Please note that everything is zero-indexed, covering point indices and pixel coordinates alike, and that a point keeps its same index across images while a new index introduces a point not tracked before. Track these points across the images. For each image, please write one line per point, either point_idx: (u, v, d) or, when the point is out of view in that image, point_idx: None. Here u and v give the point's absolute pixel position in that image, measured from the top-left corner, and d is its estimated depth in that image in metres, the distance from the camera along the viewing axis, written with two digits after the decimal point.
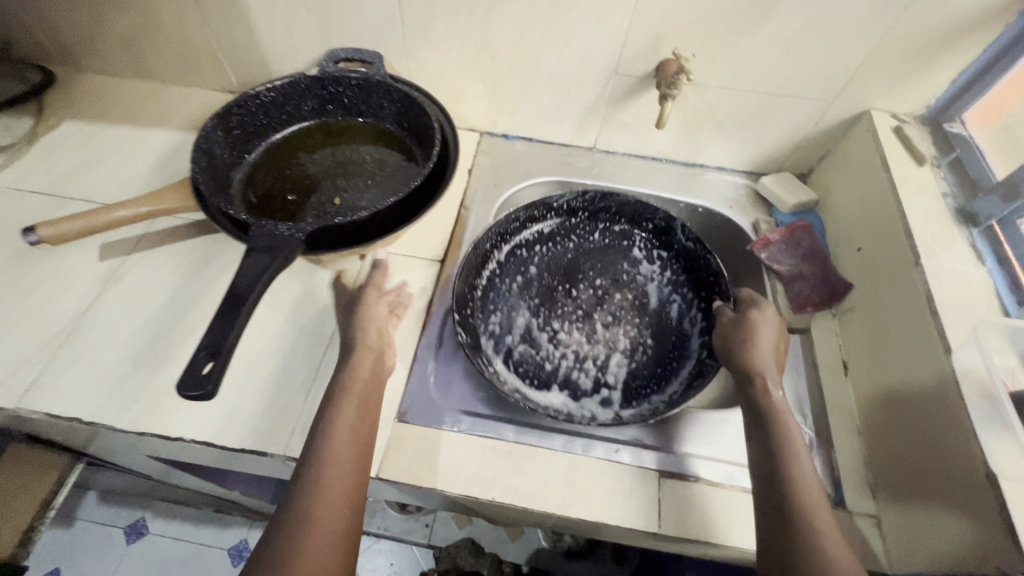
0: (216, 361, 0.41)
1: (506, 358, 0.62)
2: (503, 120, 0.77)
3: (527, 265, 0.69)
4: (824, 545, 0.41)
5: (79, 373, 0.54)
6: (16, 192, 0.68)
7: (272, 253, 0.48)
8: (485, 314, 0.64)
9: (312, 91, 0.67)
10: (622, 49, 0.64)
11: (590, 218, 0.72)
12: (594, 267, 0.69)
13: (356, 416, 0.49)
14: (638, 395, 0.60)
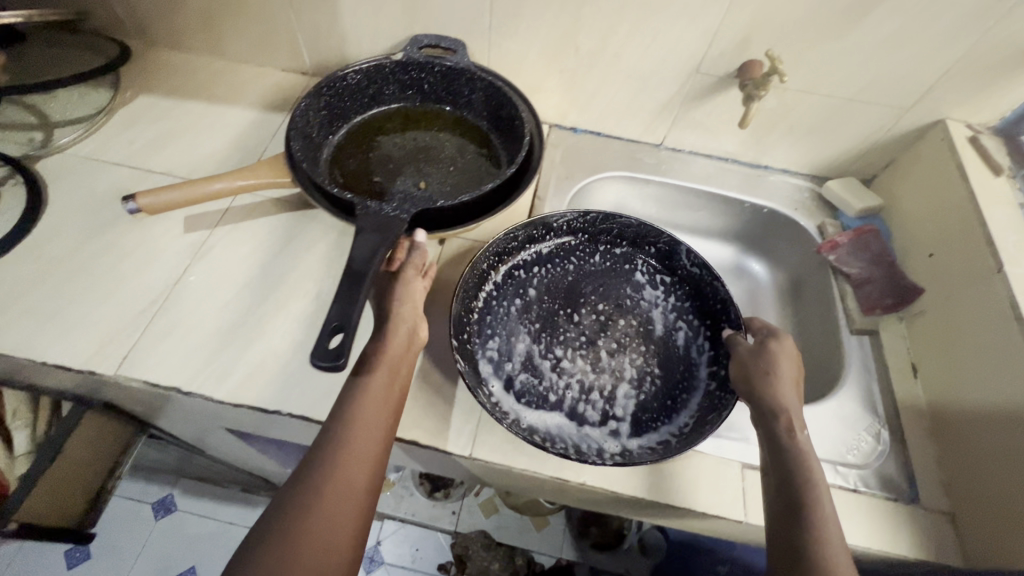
0: (344, 333, 0.42)
1: (506, 386, 0.58)
2: (574, 113, 0.78)
3: (526, 287, 0.65)
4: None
5: (174, 343, 0.56)
6: (96, 162, 0.68)
7: (382, 233, 0.49)
8: (483, 339, 0.60)
9: (395, 76, 0.68)
10: (708, 48, 0.65)
11: (590, 241, 0.69)
12: (596, 291, 0.66)
13: (363, 454, 0.44)
14: (647, 427, 0.57)
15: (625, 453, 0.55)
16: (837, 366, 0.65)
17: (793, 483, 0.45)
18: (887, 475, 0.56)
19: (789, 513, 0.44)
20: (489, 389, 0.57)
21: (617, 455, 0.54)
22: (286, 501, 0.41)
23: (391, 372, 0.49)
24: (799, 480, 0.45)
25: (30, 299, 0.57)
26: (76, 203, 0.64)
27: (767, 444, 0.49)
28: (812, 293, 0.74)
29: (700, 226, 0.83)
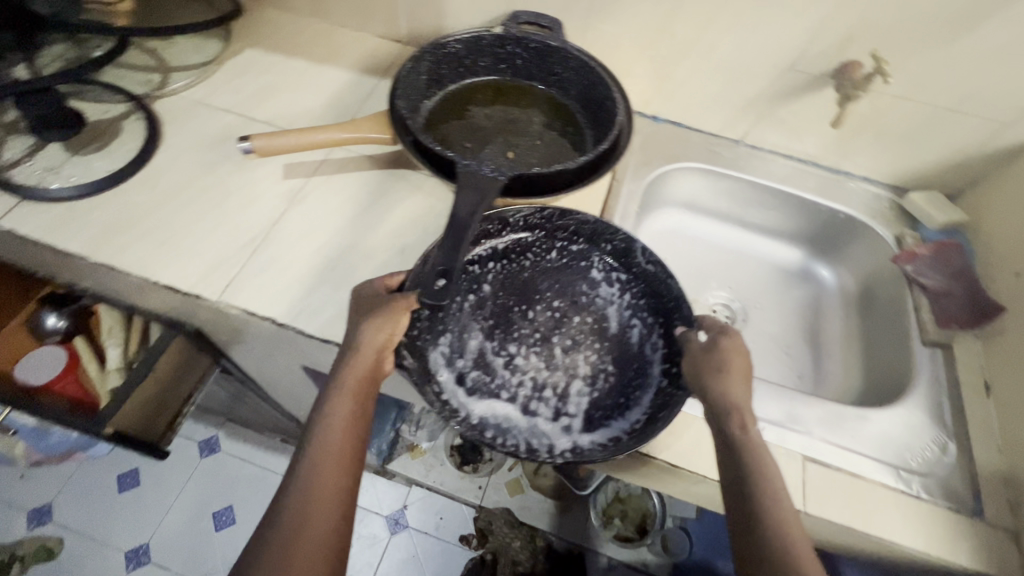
0: (449, 280, 0.47)
1: (456, 381, 0.57)
2: (657, 101, 0.78)
3: (480, 283, 0.62)
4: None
5: (271, 278, 0.60)
6: (206, 106, 0.73)
7: (481, 192, 0.52)
8: (433, 335, 0.58)
9: (491, 48, 0.70)
10: (807, 46, 0.65)
11: (546, 236, 0.65)
12: (552, 287, 0.63)
13: (330, 491, 0.44)
14: (599, 421, 0.56)
15: (576, 450, 0.55)
16: (904, 374, 0.65)
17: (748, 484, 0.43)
18: (950, 486, 0.55)
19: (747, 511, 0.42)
20: (440, 383, 0.56)
21: (567, 452, 0.54)
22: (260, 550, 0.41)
23: (355, 406, 0.48)
24: (754, 480, 0.43)
25: (145, 224, 0.62)
26: (187, 142, 0.69)
27: (722, 445, 0.45)
28: (882, 303, 0.73)
29: (768, 226, 0.83)
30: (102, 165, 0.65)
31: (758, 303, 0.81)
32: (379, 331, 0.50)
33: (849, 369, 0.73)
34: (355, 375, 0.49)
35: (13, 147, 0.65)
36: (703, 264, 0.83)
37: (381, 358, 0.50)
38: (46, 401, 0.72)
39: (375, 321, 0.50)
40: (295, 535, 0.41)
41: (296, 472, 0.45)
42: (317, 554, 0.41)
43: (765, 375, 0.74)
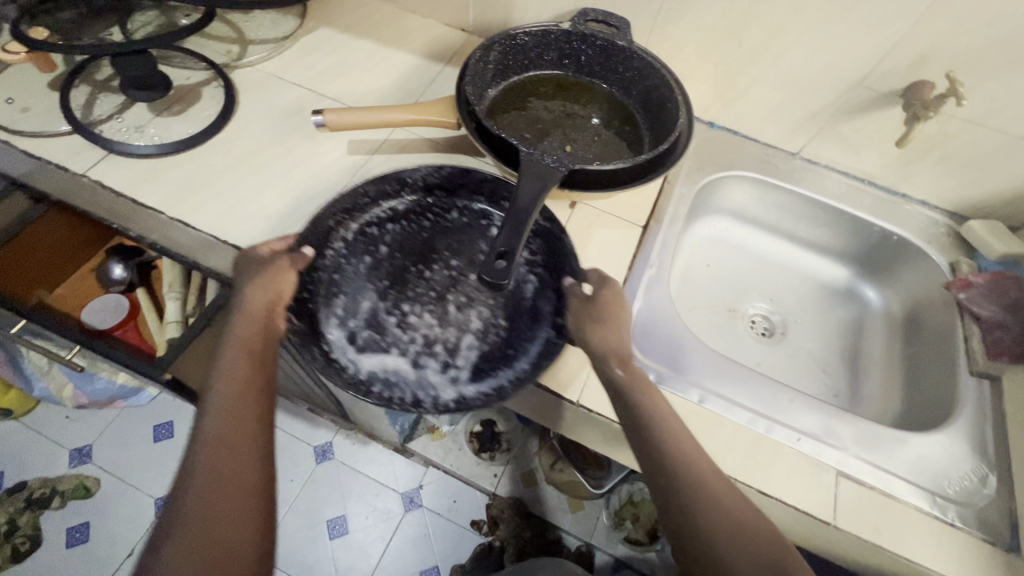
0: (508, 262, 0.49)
1: (347, 338, 0.57)
2: (716, 108, 0.79)
3: (377, 245, 0.62)
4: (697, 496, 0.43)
5: None
6: (280, 80, 0.76)
7: (542, 180, 0.53)
8: (329, 295, 0.58)
9: (557, 43, 0.71)
10: (878, 62, 0.64)
11: (447, 197, 0.66)
12: (450, 248, 0.63)
13: (240, 451, 0.43)
14: (487, 372, 0.57)
15: (460, 399, 0.55)
16: (948, 403, 0.63)
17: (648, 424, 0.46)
18: (987, 518, 0.54)
19: (654, 450, 0.45)
20: (330, 341, 0.56)
21: (451, 402, 0.55)
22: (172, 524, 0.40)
23: (252, 365, 0.48)
24: (652, 422, 0.46)
25: (218, 186, 0.65)
26: (261, 112, 0.72)
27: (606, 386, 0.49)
28: (929, 329, 0.72)
29: (815, 242, 0.83)
30: (182, 128, 0.68)
31: (798, 318, 0.81)
32: (265, 292, 0.52)
33: (888, 392, 0.72)
34: (245, 336, 0.49)
35: (103, 104, 0.69)
36: (743, 273, 0.83)
37: (273, 318, 0.52)
38: (111, 342, 0.77)
39: (260, 283, 0.52)
40: (208, 502, 0.40)
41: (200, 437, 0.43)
42: (235, 512, 0.41)
43: (800, 389, 0.74)
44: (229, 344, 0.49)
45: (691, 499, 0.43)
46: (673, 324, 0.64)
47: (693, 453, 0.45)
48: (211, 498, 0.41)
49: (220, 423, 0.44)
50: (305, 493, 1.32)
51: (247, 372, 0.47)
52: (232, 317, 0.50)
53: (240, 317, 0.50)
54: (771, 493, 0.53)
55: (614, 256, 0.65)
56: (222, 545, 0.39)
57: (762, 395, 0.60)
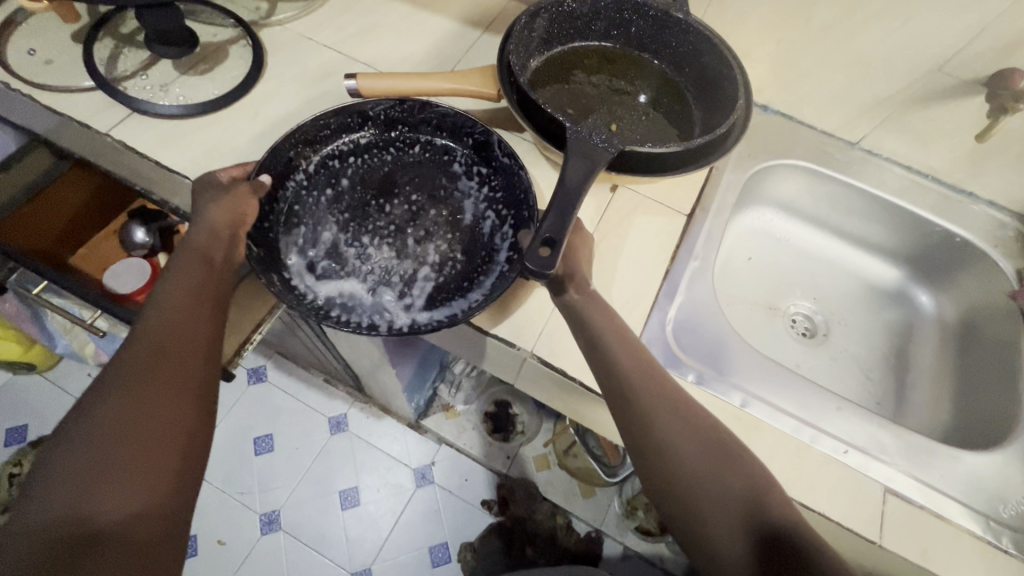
0: (553, 248, 0.45)
1: (305, 267, 0.57)
2: (772, 90, 0.73)
3: (339, 178, 0.61)
4: (666, 445, 0.44)
5: (357, 215, 0.60)
6: (310, 41, 0.72)
7: (590, 161, 0.49)
8: (288, 227, 0.58)
9: (607, 12, 0.66)
10: (965, 46, 0.58)
11: (409, 131, 0.64)
12: (411, 182, 0.62)
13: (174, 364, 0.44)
14: (444, 301, 0.56)
15: (413, 326, 0.54)
16: (1007, 421, 0.59)
17: (646, 420, 0.45)
18: None
19: (651, 448, 0.44)
20: (288, 267, 0.56)
21: (403, 328, 0.54)
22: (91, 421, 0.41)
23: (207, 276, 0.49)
24: (646, 415, 0.45)
25: (245, 151, 0.62)
26: (290, 75, 0.68)
27: (567, 313, 0.50)
28: (988, 339, 0.67)
29: (866, 240, 0.78)
30: (208, 88, 0.65)
31: (842, 320, 0.76)
32: (225, 211, 0.52)
33: (938, 403, 0.68)
34: (204, 247, 0.50)
35: (128, 59, 0.66)
36: (784, 268, 0.79)
37: (233, 236, 0.52)
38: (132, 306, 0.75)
39: (220, 202, 0.52)
40: (131, 407, 0.41)
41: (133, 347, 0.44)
42: (157, 421, 0.41)
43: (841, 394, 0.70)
44: (187, 254, 0.50)
45: (693, 497, 0.42)
46: (716, 322, 0.60)
47: (692, 449, 0.44)
48: (142, 383, 0.42)
49: (167, 320, 0.46)
50: (319, 463, 1.33)
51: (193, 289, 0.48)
52: (191, 230, 0.51)
53: (196, 231, 0.51)
54: (813, 506, 0.50)
55: (657, 246, 0.62)
56: (139, 451, 0.40)
57: (806, 402, 0.57)
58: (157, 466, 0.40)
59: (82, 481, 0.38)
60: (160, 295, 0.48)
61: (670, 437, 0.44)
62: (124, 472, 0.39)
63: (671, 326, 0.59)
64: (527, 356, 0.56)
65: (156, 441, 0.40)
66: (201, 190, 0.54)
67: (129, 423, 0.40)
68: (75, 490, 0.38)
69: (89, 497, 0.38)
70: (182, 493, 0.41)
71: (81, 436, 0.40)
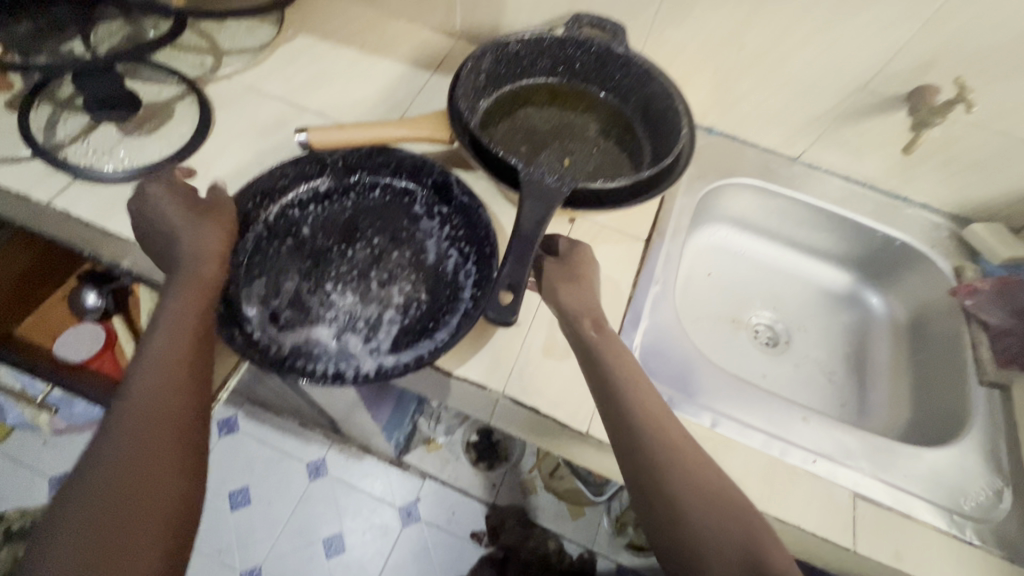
0: (516, 293, 0.47)
1: (267, 318, 0.55)
2: (714, 113, 0.76)
3: (299, 226, 0.61)
4: (672, 485, 0.43)
5: (318, 262, 0.59)
6: (258, 93, 0.71)
7: (545, 202, 0.51)
8: (248, 279, 0.57)
9: (551, 50, 0.68)
10: (884, 66, 0.62)
11: (368, 176, 0.65)
12: (373, 225, 0.62)
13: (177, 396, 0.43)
14: (410, 342, 0.55)
15: (380, 371, 0.53)
16: (962, 413, 0.62)
17: (648, 462, 0.44)
18: (1007, 535, 0.53)
19: (653, 489, 0.43)
20: (248, 318, 0.54)
21: (370, 374, 0.53)
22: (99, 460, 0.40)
23: (199, 300, 0.48)
24: (648, 458, 0.44)
25: None
26: (240, 129, 0.68)
27: (581, 347, 0.51)
28: (936, 336, 0.71)
29: (815, 247, 0.81)
30: (155, 149, 0.64)
31: (802, 326, 0.79)
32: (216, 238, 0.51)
33: (898, 401, 0.71)
34: (193, 272, 0.49)
35: (67, 125, 0.64)
36: (743, 279, 0.82)
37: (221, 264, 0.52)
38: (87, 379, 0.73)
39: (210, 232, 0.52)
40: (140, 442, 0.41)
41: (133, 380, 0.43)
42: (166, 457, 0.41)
43: (808, 402, 0.72)
44: (175, 281, 0.49)
45: (692, 545, 0.41)
46: (682, 344, 0.62)
47: (692, 492, 0.43)
48: (145, 423, 0.41)
49: (161, 350, 0.45)
50: (299, 512, 1.28)
51: (187, 316, 0.47)
52: (178, 257, 0.50)
53: (186, 258, 0.50)
54: (788, 520, 0.52)
55: (618, 274, 0.63)
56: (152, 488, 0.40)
57: (774, 415, 0.58)
58: (159, 502, 0.40)
59: (83, 523, 0.37)
60: (151, 324, 0.47)
61: (671, 477, 0.44)
62: (135, 514, 0.38)
63: (638, 352, 0.60)
64: (499, 397, 0.56)
65: (154, 475, 0.40)
66: (182, 215, 0.53)
67: (139, 463, 0.40)
68: (73, 535, 0.37)
69: (89, 540, 0.37)
70: (180, 529, 0.40)
71: (88, 479, 0.39)
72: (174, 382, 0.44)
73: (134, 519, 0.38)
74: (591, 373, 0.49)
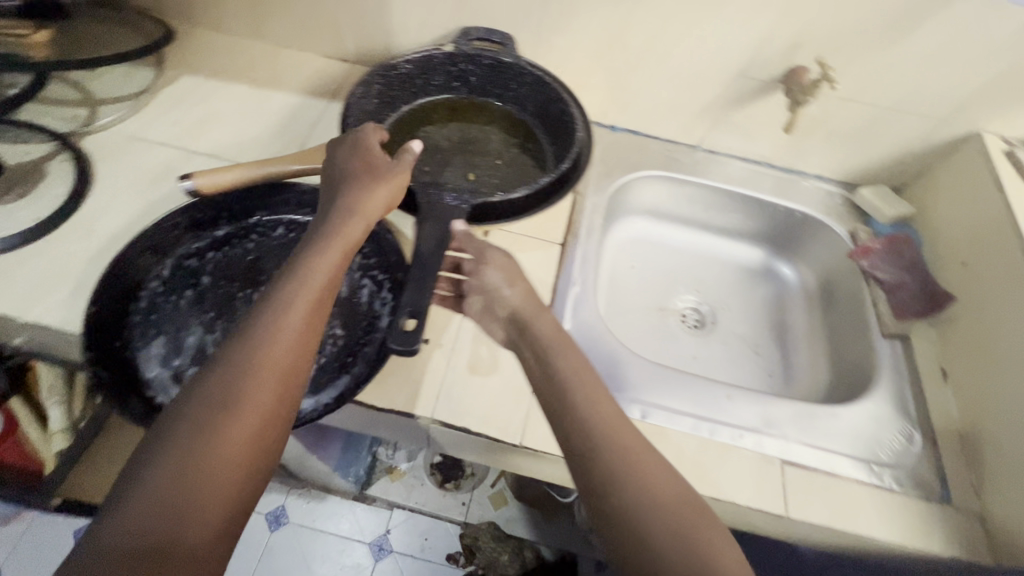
0: (419, 320, 0.46)
1: (172, 377, 0.52)
2: (614, 111, 0.79)
3: (199, 276, 0.58)
4: (625, 494, 0.38)
5: (221, 313, 0.56)
6: (142, 142, 0.68)
7: (443, 222, 0.53)
8: (146, 340, 0.53)
9: (444, 67, 0.68)
10: (756, 52, 0.66)
11: (268, 215, 0.63)
12: (279, 265, 0.60)
13: (300, 335, 0.42)
14: (329, 380, 0.53)
15: (299, 416, 0.51)
16: (868, 368, 0.66)
17: (601, 473, 0.39)
18: (919, 475, 0.57)
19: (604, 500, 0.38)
20: (148, 381, 0.51)
21: None
22: (220, 366, 0.39)
23: (340, 253, 0.48)
24: (599, 463, 0.39)
25: (82, 274, 0.57)
26: (124, 182, 0.64)
27: (534, 358, 0.47)
28: (842, 297, 0.75)
29: (729, 227, 0.85)
30: (27, 215, 0.59)
31: (726, 305, 0.82)
32: (372, 200, 0.52)
33: (816, 364, 0.75)
34: (340, 228, 0.49)
35: None
36: (667, 267, 0.84)
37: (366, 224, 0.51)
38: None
39: (364, 191, 0.52)
40: (259, 366, 0.39)
41: (272, 302, 0.43)
42: (269, 395, 0.39)
43: (738, 378, 0.75)
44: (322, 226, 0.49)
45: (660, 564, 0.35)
46: (607, 341, 0.63)
47: (663, 520, 0.37)
48: (269, 351, 0.40)
49: (304, 283, 0.44)
50: (262, 568, 1.22)
51: (332, 264, 0.47)
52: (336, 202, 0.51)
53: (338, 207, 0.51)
54: (723, 497, 0.53)
55: (535, 282, 0.64)
56: (249, 420, 0.38)
57: (701, 397, 0.60)
58: (243, 437, 0.37)
59: (186, 438, 0.36)
60: (298, 255, 0.47)
61: (622, 486, 0.38)
62: (225, 439, 0.36)
63: None
64: (429, 423, 0.55)
65: (258, 414, 0.38)
66: (352, 169, 0.53)
67: (250, 388, 0.38)
68: (182, 437, 0.36)
69: (185, 459, 0.35)
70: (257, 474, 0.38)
71: (207, 385, 0.38)
72: (305, 329, 0.43)
73: (227, 450, 0.36)
74: (541, 382, 0.46)
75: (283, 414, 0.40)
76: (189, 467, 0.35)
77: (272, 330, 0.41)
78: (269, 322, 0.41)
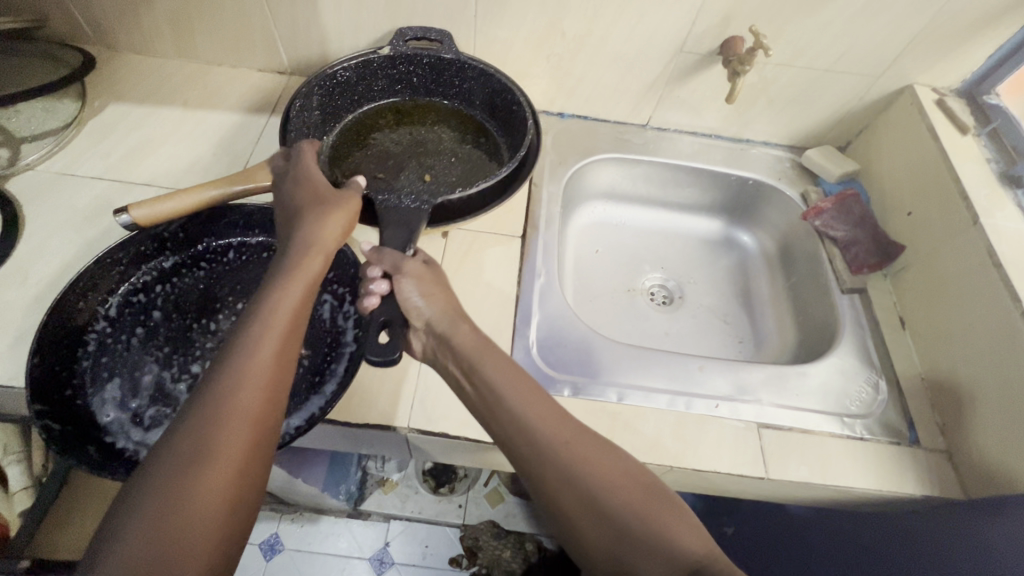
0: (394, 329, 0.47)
1: (131, 420, 0.50)
2: (561, 99, 0.79)
3: (149, 312, 0.55)
4: (586, 489, 0.39)
5: (177, 347, 0.54)
6: (74, 178, 0.64)
7: (409, 227, 0.52)
8: (98, 385, 0.51)
9: (384, 70, 0.67)
10: (691, 27, 0.66)
11: (216, 241, 0.60)
12: (234, 291, 0.58)
13: (266, 377, 0.40)
14: (297, 405, 0.52)
15: None
16: (831, 325, 0.68)
17: (559, 471, 0.40)
18: (889, 422, 0.59)
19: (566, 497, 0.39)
20: (106, 428, 0.49)
21: None
22: (185, 422, 0.37)
23: (301, 287, 0.46)
24: (553, 464, 0.40)
25: (21, 325, 0.54)
26: (58, 222, 0.61)
27: (460, 365, 0.47)
28: (801, 258, 0.77)
29: (686, 202, 0.86)
30: None
31: (691, 278, 0.83)
32: (327, 229, 0.50)
33: (783, 325, 0.77)
34: (299, 262, 0.47)
35: None
36: (631, 248, 0.85)
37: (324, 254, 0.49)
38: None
39: (319, 220, 0.50)
40: (225, 417, 0.37)
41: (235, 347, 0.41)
42: (238, 445, 0.37)
43: (711, 349, 0.76)
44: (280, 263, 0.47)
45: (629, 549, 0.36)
46: (577, 327, 0.63)
47: (622, 504, 0.38)
48: (235, 400, 0.38)
49: (265, 324, 0.42)
50: None
51: (293, 300, 0.45)
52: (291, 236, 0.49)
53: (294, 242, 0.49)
54: (705, 468, 0.54)
55: (499, 277, 0.64)
56: (218, 476, 0.35)
57: (675, 372, 0.61)
58: (213, 494, 0.35)
59: (152, 502, 0.34)
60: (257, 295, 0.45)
61: (582, 479, 0.39)
62: (195, 499, 0.34)
63: (536, 349, 0.60)
64: (407, 433, 0.54)
65: (227, 470, 0.36)
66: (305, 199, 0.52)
67: (218, 441, 0.36)
68: (149, 502, 0.34)
69: (152, 526, 0.33)
70: (231, 533, 0.35)
71: (172, 444, 0.36)
72: (272, 371, 0.41)
73: (196, 511, 0.34)
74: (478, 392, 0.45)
75: (254, 464, 0.38)
76: (157, 539, 0.33)
77: (237, 376, 0.39)
78: (233, 369, 0.39)
